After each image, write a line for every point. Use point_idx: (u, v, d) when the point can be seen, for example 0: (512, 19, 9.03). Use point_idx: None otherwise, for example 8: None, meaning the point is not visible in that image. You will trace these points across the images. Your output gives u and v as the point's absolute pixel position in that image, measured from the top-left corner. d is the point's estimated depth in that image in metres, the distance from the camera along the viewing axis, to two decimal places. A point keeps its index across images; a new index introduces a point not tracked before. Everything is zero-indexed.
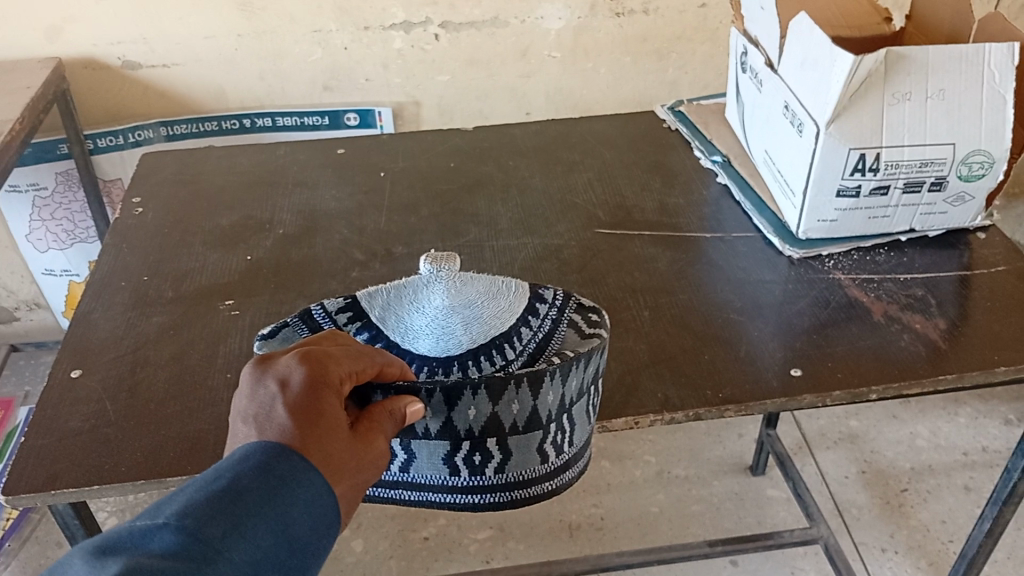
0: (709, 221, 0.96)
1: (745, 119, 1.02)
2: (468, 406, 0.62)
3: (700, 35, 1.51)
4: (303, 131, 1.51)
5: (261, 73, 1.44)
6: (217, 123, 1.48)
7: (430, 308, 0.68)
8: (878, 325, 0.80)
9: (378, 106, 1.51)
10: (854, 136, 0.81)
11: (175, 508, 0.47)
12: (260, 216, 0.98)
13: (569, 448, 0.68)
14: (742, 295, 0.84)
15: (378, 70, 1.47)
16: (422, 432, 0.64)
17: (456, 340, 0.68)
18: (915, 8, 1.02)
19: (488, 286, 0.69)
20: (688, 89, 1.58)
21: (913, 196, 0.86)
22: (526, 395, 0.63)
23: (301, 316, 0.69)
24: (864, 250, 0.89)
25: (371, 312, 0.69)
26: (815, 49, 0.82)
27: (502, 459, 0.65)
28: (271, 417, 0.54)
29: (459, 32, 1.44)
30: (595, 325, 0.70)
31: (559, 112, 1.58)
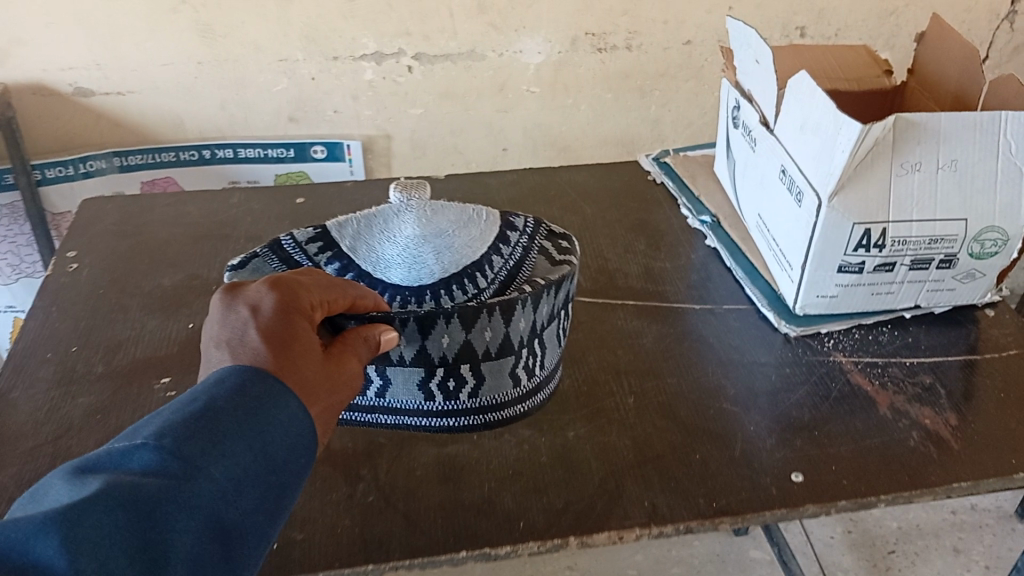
0: (698, 290, 0.88)
1: (737, 179, 0.94)
2: (441, 335, 0.64)
3: (684, 73, 1.44)
4: (267, 164, 1.42)
5: (223, 103, 1.34)
6: (176, 154, 1.38)
7: (400, 238, 0.72)
8: (883, 420, 0.73)
9: (346, 139, 1.42)
10: (859, 210, 0.75)
11: (153, 429, 0.48)
12: (207, 275, 0.90)
13: (539, 371, 0.71)
14: (736, 379, 0.77)
15: (347, 102, 1.38)
16: (399, 359, 0.65)
17: (426, 270, 0.72)
18: (918, 61, 0.96)
19: (458, 215, 0.73)
20: (671, 128, 1.52)
21: (920, 273, 0.79)
22: (499, 322, 0.65)
23: (272, 246, 0.72)
24: (865, 328, 0.82)
25: (342, 242, 0.73)
26: (817, 114, 0.75)
27: (477, 384, 0.68)
28: (243, 339, 0.55)
29: (434, 64, 1.36)
30: (562, 257, 0.74)
31: (537, 149, 1.51)
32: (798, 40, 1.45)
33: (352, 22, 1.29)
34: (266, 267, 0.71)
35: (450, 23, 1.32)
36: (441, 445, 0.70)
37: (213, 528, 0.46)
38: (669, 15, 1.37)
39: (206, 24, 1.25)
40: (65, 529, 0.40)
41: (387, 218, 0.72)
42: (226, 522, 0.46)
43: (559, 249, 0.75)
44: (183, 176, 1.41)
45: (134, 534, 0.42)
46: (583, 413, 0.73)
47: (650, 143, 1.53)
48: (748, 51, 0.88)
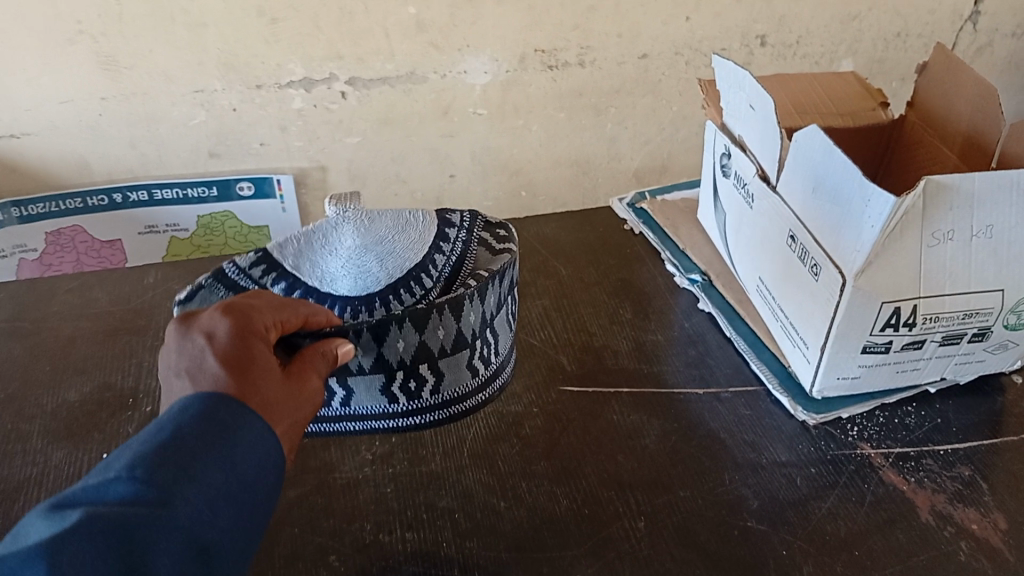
0: (697, 369, 0.78)
1: (731, 235, 0.84)
2: (397, 338, 0.60)
3: (640, 88, 1.15)
4: (185, 206, 1.07)
5: (134, 141, 1.01)
6: (82, 199, 1.02)
7: (342, 248, 0.61)
8: (926, 529, 0.63)
9: (276, 173, 1.08)
10: (888, 287, 0.65)
11: (123, 458, 0.44)
12: (123, 384, 0.77)
13: (494, 358, 0.69)
14: (757, 487, 0.67)
15: (274, 133, 1.04)
16: (358, 369, 0.61)
17: (373, 277, 0.62)
18: (919, 94, 0.87)
19: (397, 216, 0.63)
20: (628, 146, 1.21)
21: (950, 348, 0.70)
22: (451, 317, 0.61)
23: (214, 275, 0.62)
24: (889, 410, 0.73)
25: (284, 261, 0.62)
26: (839, 179, 0.65)
27: (437, 382, 0.65)
28: (202, 367, 0.49)
29: (370, 89, 1.04)
30: (503, 243, 0.68)
31: (487, 175, 1.17)
32: (757, 51, 1.15)
33: (276, 47, 0.98)
34: (212, 298, 0.62)
35: (387, 43, 1.01)
36: None
37: (195, 551, 0.42)
38: (622, 27, 1.08)
39: (106, 56, 0.93)
40: (50, 560, 0.38)
41: (325, 230, 0.61)
42: (206, 544, 0.43)
43: (497, 236, 0.68)
44: (86, 226, 1.05)
45: (113, 564, 0.39)
46: (587, 546, 0.62)
47: (605, 165, 1.22)
48: (743, 95, 0.77)
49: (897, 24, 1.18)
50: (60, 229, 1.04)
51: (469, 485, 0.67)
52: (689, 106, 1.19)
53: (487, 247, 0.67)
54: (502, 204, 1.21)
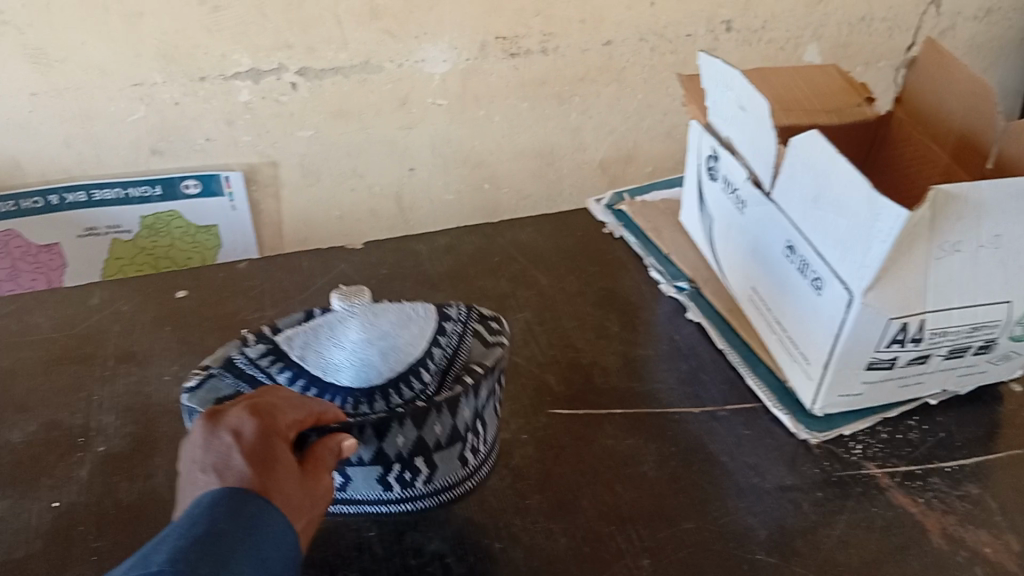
0: (691, 386, 0.74)
1: (718, 241, 0.81)
2: (398, 433, 0.55)
3: (604, 76, 1.07)
4: (127, 206, 0.97)
5: (68, 140, 0.91)
6: (15, 202, 0.92)
7: (348, 342, 0.57)
8: (939, 554, 0.60)
9: (224, 170, 0.98)
10: (897, 303, 0.62)
11: (160, 552, 0.42)
12: (70, 422, 0.70)
13: (484, 449, 0.62)
14: (763, 515, 0.63)
15: (221, 128, 0.95)
16: (353, 461, 0.56)
17: (376, 370, 0.56)
18: (908, 90, 0.84)
19: (403, 312, 0.58)
20: (593, 135, 1.12)
21: (955, 361, 0.68)
22: (450, 413, 0.56)
23: (224, 363, 0.58)
24: (890, 424, 0.71)
25: (292, 352, 0.58)
26: (844, 193, 0.61)
27: (431, 474, 0.58)
28: (229, 465, 0.48)
29: (322, 80, 0.95)
30: (495, 335, 0.61)
31: (448, 167, 1.08)
32: (723, 37, 1.09)
33: (219, 37, 0.89)
34: (222, 388, 0.57)
35: (339, 31, 0.93)
36: None
37: None
38: (586, 12, 1.01)
39: (34, 49, 0.84)
40: None
41: (333, 325, 0.57)
42: None
43: (490, 325, 0.62)
44: (21, 232, 0.94)
45: None
46: None
47: (569, 155, 1.13)
48: (730, 96, 0.74)
49: (862, 7, 1.13)
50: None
51: (460, 526, 0.62)
52: (654, 94, 1.11)
53: (480, 337, 0.61)
54: (464, 197, 1.12)
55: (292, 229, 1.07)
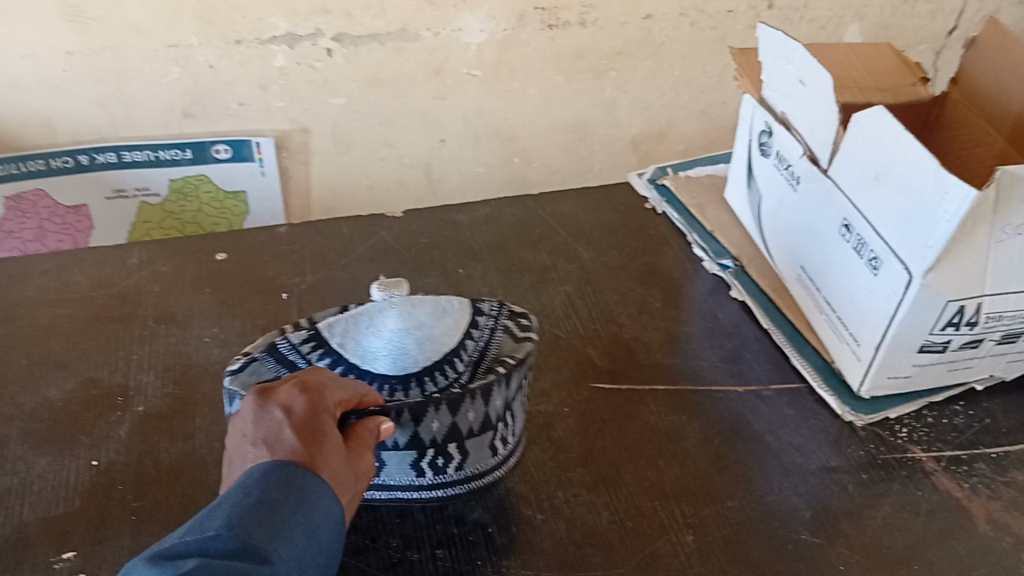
0: (734, 364, 0.73)
1: (766, 218, 0.80)
2: (432, 418, 0.53)
3: (643, 51, 1.03)
4: (156, 169, 0.95)
5: (102, 101, 0.89)
6: (45, 161, 0.90)
7: (386, 334, 0.56)
8: (986, 540, 0.60)
9: (255, 135, 0.96)
10: (956, 285, 0.61)
11: (219, 516, 0.43)
12: (111, 380, 0.70)
13: (514, 439, 0.60)
14: (808, 495, 0.62)
15: (254, 93, 0.93)
16: (387, 445, 0.54)
17: (412, 358, 0.57)
18: (965, 71, 0.82)
19: (439, 303, 0.56)
20: (627, 111, 1.08)
21: (1008, 346, 0.66)
22: (483, 400, 0.54)
23: (267, 347, 0.57)
24: (937, 408, 0.70)
25: (331, 338, 0.57)
26: (909, 173, 0.60)
27: (463, 460, 0.57)
28: (279, 439, 0.47)
29: (358, 48, 0.93)
30: (526, 329, 0.59)
31: (479, 140, 1.05)
32: (766, 15, 1.04)
33: None
34: (264, 372, 0.56)
35: None
36: None
37: None
38: None
39: (71, 6, 0.82)
40: None
41: (371, 315, 0.56)
42: None
43: (520, 321, 0.59)
44: (50, 191, 0.93)
45: None
46: (633, 564, 0.57)
47: (603, 131, 1.09)
48: (790, 70, 0.73)
49: None
50: (21, 194, 0.91)
51: (501, 496, 0.62)
52: (692, 71, 1.07)
53: (511, 332, 0.58)
54: (496, 170, 1.08)
55: (320, 198, 1.04)
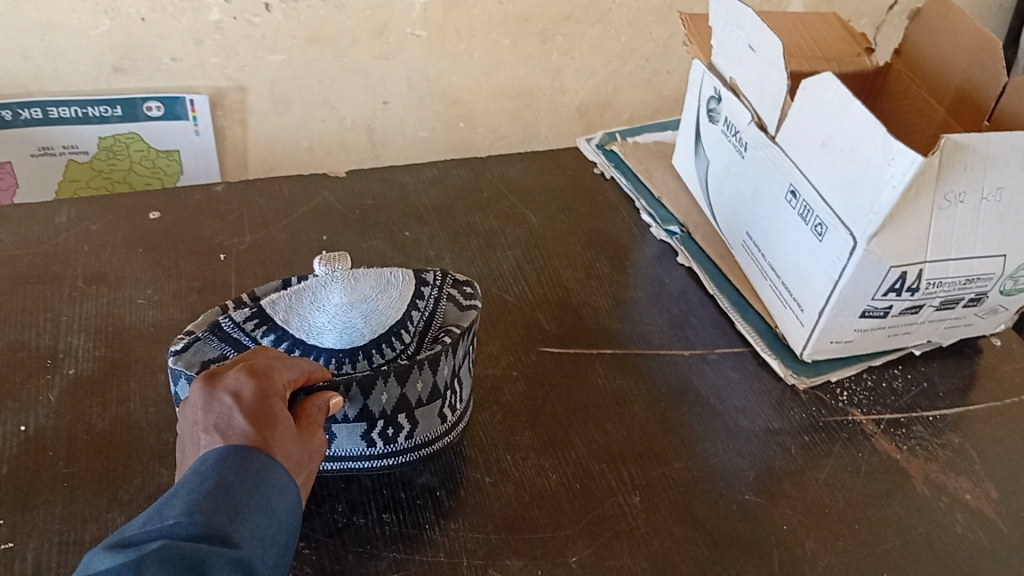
0: (681, 329, 0.74)
1: (712, 183, 0.80)
2: (382, 390, 0.53)
3: (590, 16, 1.01)
4: (84, 126, 0.90)
5: (25, 52, 0.84)
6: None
7: (331, 307, 0.54)
8: (922, 499, 0.62)
9: (189, 92, 0.92)
10: (899, 251, 0.62)
11: (178, 499, 0.42)
12: (38, 343, 0.66)
13: (462, 404, 0.60)
14: (752, 457, 0.63)
15: (188, 48, 0.89)
16: (337, 418, 0.54)
17: (358, 332, 0.55)
18: (908, 42, 0.83)
19: (382, 277, 0.56)
20: (574, 77, 1.07)
21: (945, 312, 0.68)
22: (431, 369, 0.54)
23: (209, 326, 0.54)
24: (876, 372, 0.71)
25: (276, 314, 0.55)
26: (857, 139, 0.61)
27: (413, 429, 0.57)
28: (230, 424, 0.45)
29: (298, 2, 0.89)
30: (471, 297, 0.58)
31: (423, 102, 1.02)
32: None
33: None
34: (208, 351, 0.53)
35: None
36: None
37: None
38: None
39: None
40: None
41: (315, 289, 0.54)
42: None
43: (464, 289, 0.58)
44: None
45: None
46: (582, 525, 0.57)
47: (548, 96, 1.08)
48: (741, 34, 0.73)
49: None
50: None
51: (450, 459, 0.61)
52: (638, 37, 1.06)
53: (455, 301, 0.58)
54: (440, 134, 1.06)
55: (258, 158, 1.01)
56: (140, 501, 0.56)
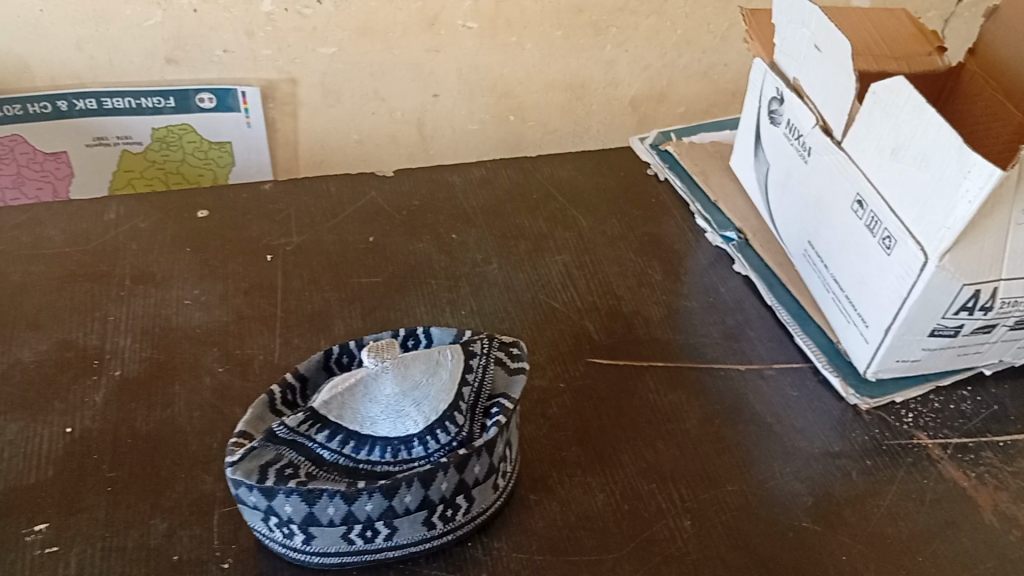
0: (736, 342, 0.71)
1: (772, 189, 0.77)
2: (442, 479, 0.50)
3: (646, 7, 0.98)
4: (137, 116, 0.90)
5: (80, 44, 0.84)
6: (21, 105, 0.85)
7: (383, 399, 0.52)
8: (991, 531, 0.58)
9: (240, 84, 0.91)
10: (972, 268, 0.58)
11: None
12: (86, 343, 0.66)
13: (513, 470, 0.57)
14: (809, 480, 0.60)
15: (240, 40, 0.88)
16: (398, 510, 0.50)
17: (412, 419, 0.52)
18: (985, 40, 0.81)
19: (430, 358, 0.54)
20: (628, 71, 1.04)
21: (1020, 332, 0.64)
22: (488, 452, 0.52)
23: (265, 434, 0.51)
24: (943, 392, 0.68)
25: (329, 413, 0.51)
26: (930, 148, 0.58)
27: (470, 504, 0.53)
28: None
29: None
30: (518, 359, 0.57)
31: (474, 96, 1.00)
32: None
33: None
34: (267, 455, 0.50)
35: None
36: None
37: None
38: None
39: None
40: None
41: (366, 381, 0.52)
42: None
43: (510, 351, 0.57)
44: (27, 137, 0.87)
45: None
46: (629, 549, 0.55)
47: (602, 90, 1.05)
48: (806, 33, 0.69)
49: None
50: None
51: None
52: (696, 29, 1.02)
53: (502, 364, 0.56)
54: (490, 128, 1.04)
55: (309, 153, 1.00)
56: (182, 509, 0.56)
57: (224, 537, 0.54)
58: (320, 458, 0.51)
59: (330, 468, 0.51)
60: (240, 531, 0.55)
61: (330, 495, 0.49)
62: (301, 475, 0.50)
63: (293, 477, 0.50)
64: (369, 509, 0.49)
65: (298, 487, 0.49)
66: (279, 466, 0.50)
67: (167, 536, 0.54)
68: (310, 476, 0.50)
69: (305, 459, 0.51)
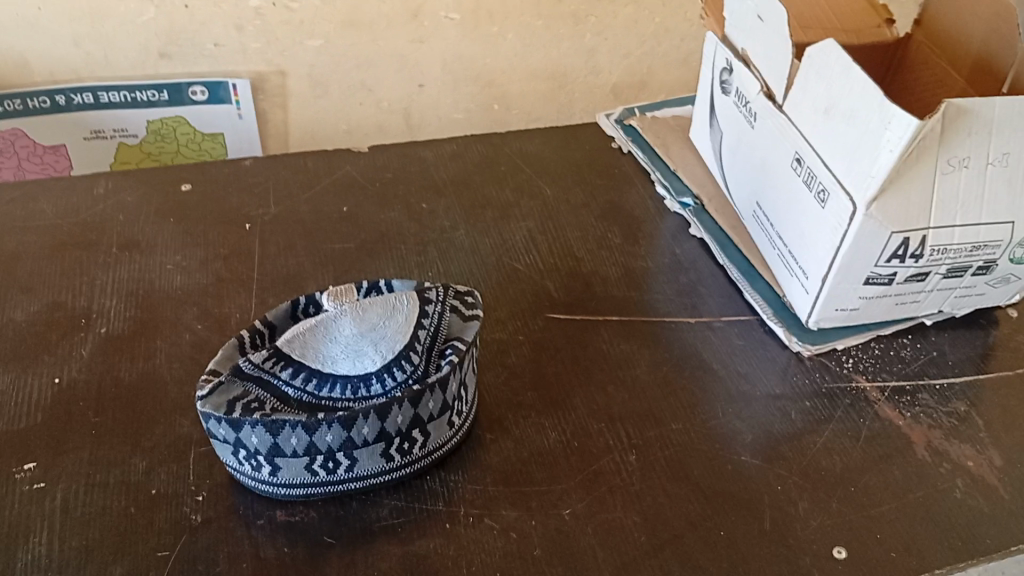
0: (689, 297, 0.75)
1: (725, 155, 0.81)
2: (397, 412, 0.54)
3: None
4: (133, 110, 0.95)
5: (79, 39, 0.89)
6: (21, 100, 0.90)
7: (342, 339, 0.57)
8: (923, 465, 0.62)
9: (231, 77, 0.96)
10: (900, 216, 0.62)
11: None
12: (75, 304, 0.71)
13: (468, 410, 0.61)
14: (751, 421, 0.64)
15: (229, 34, 0.92)
16: (357, 442, 0.54)
17: (370, 358, 0.57)
18: (929, 13, 0.82)
19: (388, 303, 0.58)
20: (608, 59, 1.08)
21: (953, 281, 0.68)
22: (442, 389, 0.56)
23: (231, 369, 0.55)
24: (884, 340, 0.71)
25: (292, 352, 0.56)
26: (857, 105, 0.61)
27: (427, 439, 0.57)
28: None
29: None
30: (472, 306, 0.60)
31: (458, 85, 1.05)
32: None
33: None
34: (234, 390, 0.54)
35: None
36: (406, 541, 0.55)
37: None
38: None
39: None
40: None
41: (326, 322, 0.57)
42: None
43: (465, 299, 0.61)
44: (28, 131, 0.92)
45: None
46: (578, 480, 0.59)
47: (582, 78, 1.09)
48: (750, 4, 0.73)
49: None
50: None
51: None
52: (674, 18, 1.06)
53: (457, 311, 0.60)
54: (475, 116, 1.08)
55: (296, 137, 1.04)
56: (161, 449, 0.60)
57: (199, 472, 0.59)
58: (285, 395, 0.56)
59: (294, 405, 0.56)
60: (214, 467, 0.59)
61: (292, 426, 0.52)
62: (266, 408, 0.54)
63: (258, 410, 0.53)
64: (329, 440, 0.53)
65: (262, 418, 0.52)
66: (244, 400, 0.54)
67: (146, 472, 0.58)
68: (275, 410, 0.54)
69: (271, 396, 0.55)
